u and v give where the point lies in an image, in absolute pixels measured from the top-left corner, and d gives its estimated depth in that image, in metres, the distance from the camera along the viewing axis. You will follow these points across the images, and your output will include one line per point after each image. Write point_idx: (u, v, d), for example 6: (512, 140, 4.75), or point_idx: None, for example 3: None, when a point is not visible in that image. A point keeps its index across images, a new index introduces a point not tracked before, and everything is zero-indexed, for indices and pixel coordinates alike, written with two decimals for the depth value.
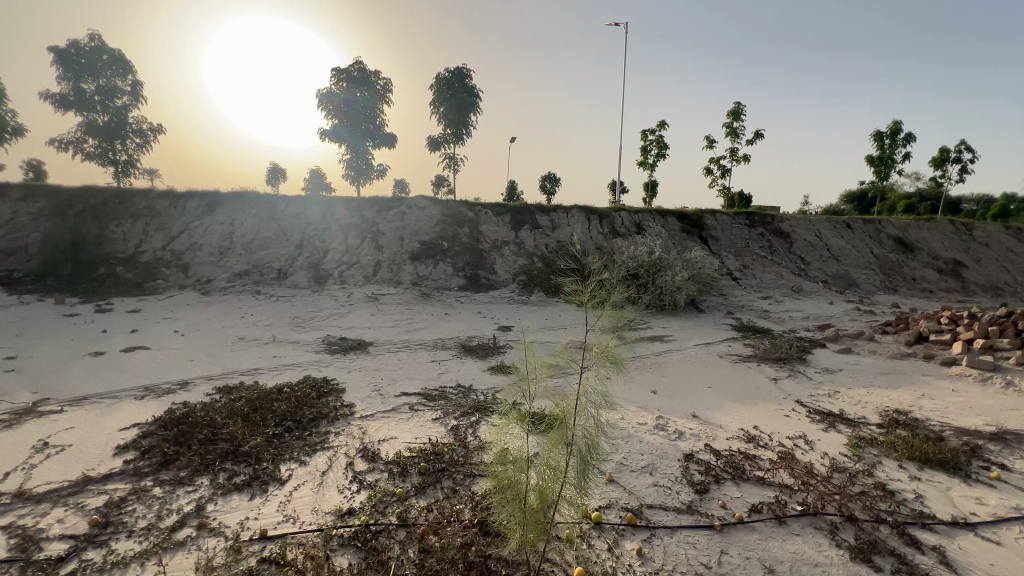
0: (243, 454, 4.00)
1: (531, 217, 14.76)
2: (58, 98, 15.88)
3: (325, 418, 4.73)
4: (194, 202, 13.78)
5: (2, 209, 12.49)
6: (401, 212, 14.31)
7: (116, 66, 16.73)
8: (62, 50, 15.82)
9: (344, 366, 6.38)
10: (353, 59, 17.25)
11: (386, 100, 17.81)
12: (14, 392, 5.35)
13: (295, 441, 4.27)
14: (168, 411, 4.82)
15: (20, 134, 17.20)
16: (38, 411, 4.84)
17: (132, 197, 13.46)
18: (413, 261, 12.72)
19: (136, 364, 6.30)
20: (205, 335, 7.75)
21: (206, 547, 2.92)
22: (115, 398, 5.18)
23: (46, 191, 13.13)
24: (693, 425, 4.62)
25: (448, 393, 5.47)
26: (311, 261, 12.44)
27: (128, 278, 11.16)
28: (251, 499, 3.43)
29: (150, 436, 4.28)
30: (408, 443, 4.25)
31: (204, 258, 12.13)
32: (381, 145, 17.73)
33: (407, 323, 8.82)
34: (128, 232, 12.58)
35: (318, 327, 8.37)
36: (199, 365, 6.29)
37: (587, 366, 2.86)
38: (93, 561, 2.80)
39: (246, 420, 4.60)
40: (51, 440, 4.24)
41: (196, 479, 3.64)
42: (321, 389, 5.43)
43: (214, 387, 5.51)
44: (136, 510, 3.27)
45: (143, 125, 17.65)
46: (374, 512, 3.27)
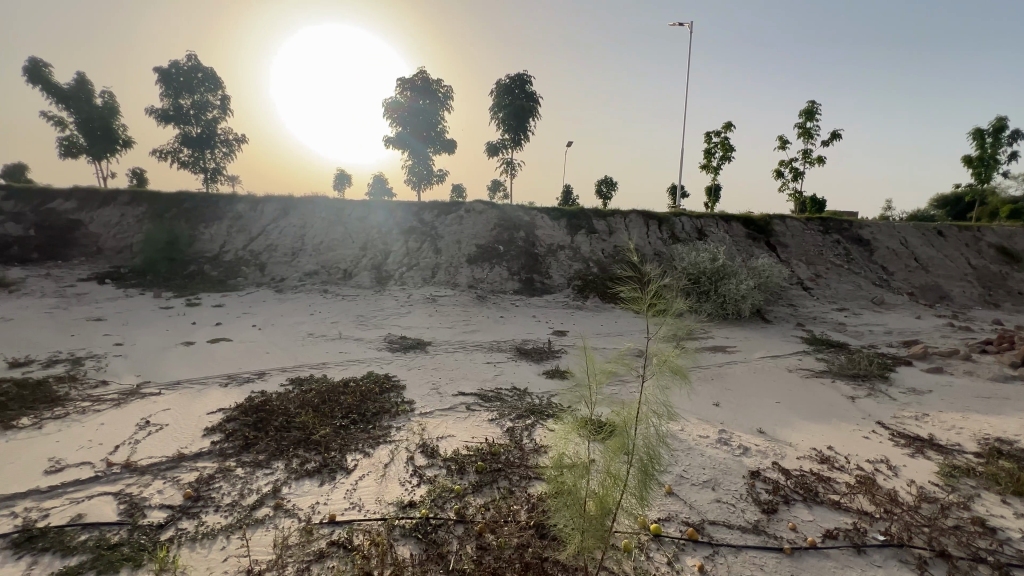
0: (314, 442, 4.27)
1: (588, 221, 14.63)
2: (161, 113, 17.72)
3: (387, 413, 4.93)
4: (272, 206, 14.86)
5: (113, 212, 14.09)
6: (459, 216, 14.67)
7: (209, 83, 18.42)
8: (165, 70, 17.66)
9: (404, 364, 6.63)
10: (417, 68, 17.83)
11: (448, 107, 18.29)
12: (122, 374, 6.04)
13: (359, 433, 4.49)
14: (248, 398, 5.23)
15: (129, 146, 19.36)
16: (141, 393, 5.43)
17: (219, 202, 14.75)
18: (470, 264, 13.01)
19: (220, 354, 6.88)
20: (279, 329, 8.33)
21: (282, 527, 3.14)
22: (201, 384, 5.68)
23: (149, 196, 14.70)
24: (760, 441, 4.40)
25: (504, 394, 5.55)
26: (374, 263, 13.03)
27: (214, 275, 12.20)
28: (321, 485, 3.65)
29: (232, 420, 4.67)
30: (465, 442, 4.36)
31: (278, 258, 13.06)
32: (442, 151, 18.27)
33: (464, 325, 9.01)
34: (214, 233, 13.79)
35: (380, 325, 8.73)
36: (275, 357, 6.78)
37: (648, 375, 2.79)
38: (187, 531, 3.10)
39: (316, 411, 4.90)
40: (151, 419, 4.74)
41: (273, 463, 3.93)
42: (383, 385, 5.68)
43: (288, 378, 5.92)
44: (222, 487, 3.58)
45: (230, 136, 19.29)
46: (434, 506, 3.39)
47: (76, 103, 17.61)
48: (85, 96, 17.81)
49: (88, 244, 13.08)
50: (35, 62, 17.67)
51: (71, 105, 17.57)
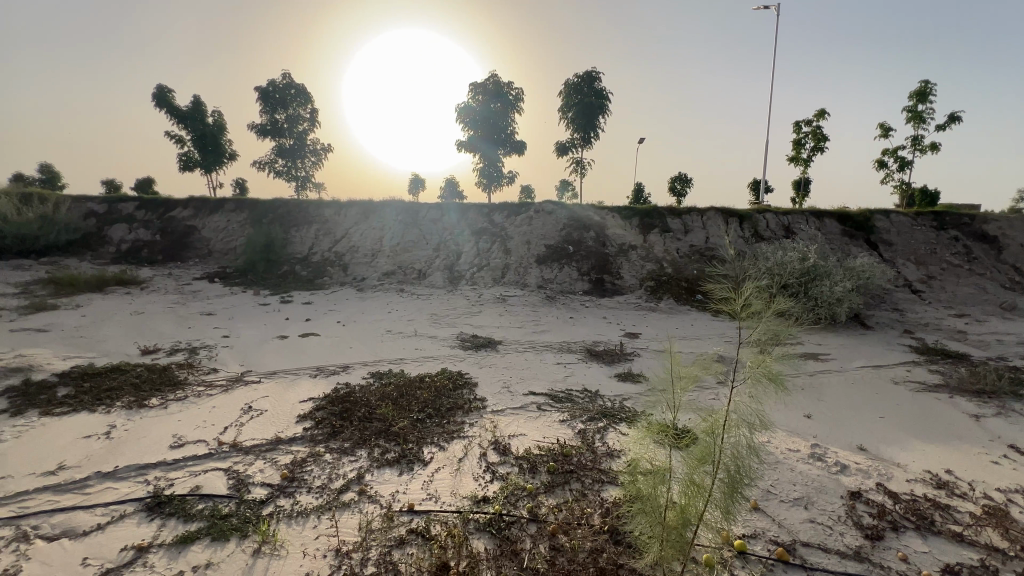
0: (394, 433, 4.49)
1: (661, 220, 14.11)
2: (261, 127, 19.57)
3: (461, 409, 5.08)
4: (354, 211, 15.87)
5: (221, 219, 15.79)
6: (529, 217, 14.75)
7: (300, 98, 20.05)
8: (264, 88, 19.47)
9: (476, 362, 6.78)
10: (488, 72, 18.16)
11: (517, 109, 18.46)
12: (229, 363, 6.76)
13: (435, 427, 4.66)
14: (335, 389, 5.63)
15: (234, 159, 21.58)
16: (244, 380, 6.03)
17: (309, 208, 16.01)
18: (539, 264, 13.05)
19: (310, 347, 7.46)
20: (360, 326, 8.87)
21: (366, 511, 3.34)
22: (294, 375, 6.20)
23: (250, 203, 16.30)
24: (861, 459, 3.99)
25: (575, 396, 5.49)
26: (447, 263, 13.48)
27: (303, 275, 13.24)
28: (400, 474, 3.84)
29: (321, 409, 5.04)
30: (537, 441, 4.37)
31: (360, 259, 13.91)
32: (512, 153, 18.51)
33: (534, 325, 9.05)
34: (304, 237, 14.97)
35: (453, 324, 8.99)
36: (356, 352, 7.24)
37: (739, 381, 2.63)
38: (284, 508, 3.39)
39: (395, 403, 5.16)
40: (252, 404, 5.25)
41: (357, 451, 4.19)
42: (456, 381, 5.85)
43: (369, 372, 6.29)
44: (314, 470, 3.87)
45: (317, 146, 20.86)
46: (507, 502, 3.43)
47: (192, 122, 19.97)
48: (199, 116, 20.10)
49: (201, 247, 14.77)
50: (162, 89, 20.28)
51: (188, 124, 19.93)
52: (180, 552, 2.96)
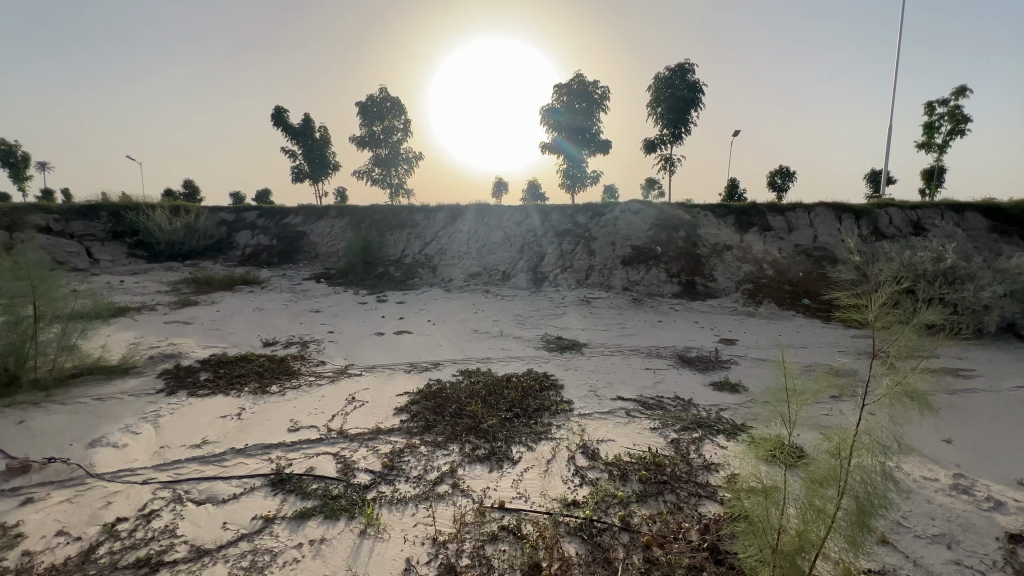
0: (484, 431, 4.61)
1: (760, 218, 13.07)
2: (361, 139, 21.20)
3: (548, 410, 5.09)
4: (442, 214, 16.60)
5: (327, 224, 17.35)
6: (614, 217, 14.42)
7: (395, 110, 21.40)
8: (364, 103, 21.06)
9: (562, 364, 6.76)
10: (574, 72, 17.99)
11: (603, 107, 18.10)
12: (335, 356, 7.39)
13: (523, 427, 4.72)
14: (428, 385, 5.92)
15: (337, 169, 23.59)
16: (348, 373, 6.55)
17: (402, 213, 17.05)
18: (625, 265, 12.71)
19: (404, 344, 7.92)
20: (449, 325, 9.25)
21: (460, 504, 3.46)
22: (391, 369, 6.62)
23: (351, 210, 17.71)
24: (1023, 496, 3.37)
25: (666, 403, 5.26)
26: (531, 265, 13.61)
27: (397, 276, 14.10)
28: (491, 471, 3.93)
29: (416, 403, 5.33)
30: (627, 448, 4.25)
31: (448, 261, 14.52)
32: (597, 152, 18.25)
33: (620, 328, 8.82)
34: (398, 240, 15.93)
35: (538, 325, 9.05)
36: (447, 350, 7.55)
37: (869, 398, 2.38)
38: (386, 494, 3.62)
39: (484, 401, 5.31)
40: (355, 395, 5.69)
41: (450, 445, 4.36)
42: (543, 382, 5.88)
43: (458, 370, 6.53)
44: (410, 461, 4.10)
45: (410, 154, 22.12)
46: (598, 508, 3.38)
47: (303, 138, 22.17)
48: (309, 132, 22.27)
49: (310, 251, 16.34)
50: (279, 110, 22.80)
51: (300, 140, 22.17)
52: (299, 526, 3.29)
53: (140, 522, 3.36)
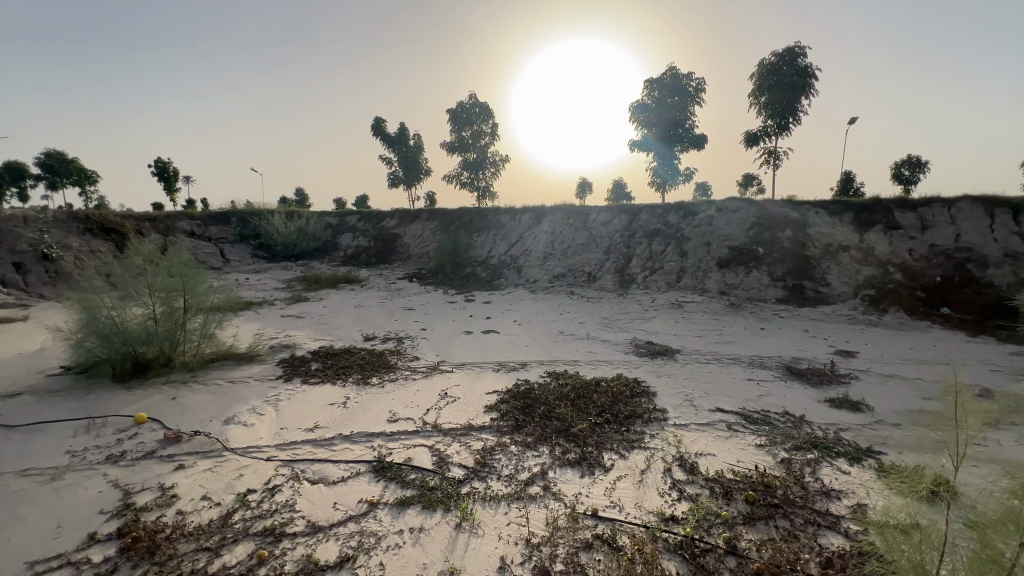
0: (574, 434, 4.54)
1: (886, 215, 11.53)
2: (451, 145, 22.09)
3: (640, 418, 4.89)
4: (527, 216, 16.73)
5: (419, 227, 18.28)
6: (709, 216, 13.56)
7: (483, 115, 21.99)
8: (454, 110, 21.89)
9: (654, 370, 6.45)
10: (667, 66, 17.19)
11: (699, 100, 17.09)
12: (428, 352, 7.74)
13: (614, 433, 4.58)
14: (516, 385, 5.96)
15: (428, 174, 24.79)
16: (440, 369, 6.83)
17: (488, 214, 17.46)
18: (721, 268, 11.92)
19: (491, 344, 8.09)
20: (535, 326, 9.29)
21: (552, 508, 3.43)
22: (480, 368, 6.77)
23: (441, 213, 18.49)
24: None
25: (773, 419, 4.82)
26: (618, 267, 13.25)
27: (483, 276, 14.46)
28: (582, 476, 3.86)
29: (505, 402, 5.39)
30: (731, 465, 3.94)
31: (533, 262, 14.60)
32: (690, 148, 17.35)
33: (716, 334, 8.26)
34: (484, 242, 16.34)
35: (626, 329, 8.76)
36: (533, 351, 7.57)
37: None
38: (479, 491, 3.69)
39: (574, 404, 5.23)
40: (447, 391, 5.90)
41: (540, 447, 4.35)
42: (634, 389, 5.66)
43: (545, 371, 6.51)
44: (502, 459, 4.15)
45: (496, 157, 22.62)
46: (700, 527, 3.17)
47: (399, 146, 23.63)
48: (404, 139, 23.66)
49: (403, 252, 17.36)
50: (379, 120, 24.51)
51: (396, 147, 23.64)
52: (400, 513, 3.47)
53: (267, 494, 3.76)
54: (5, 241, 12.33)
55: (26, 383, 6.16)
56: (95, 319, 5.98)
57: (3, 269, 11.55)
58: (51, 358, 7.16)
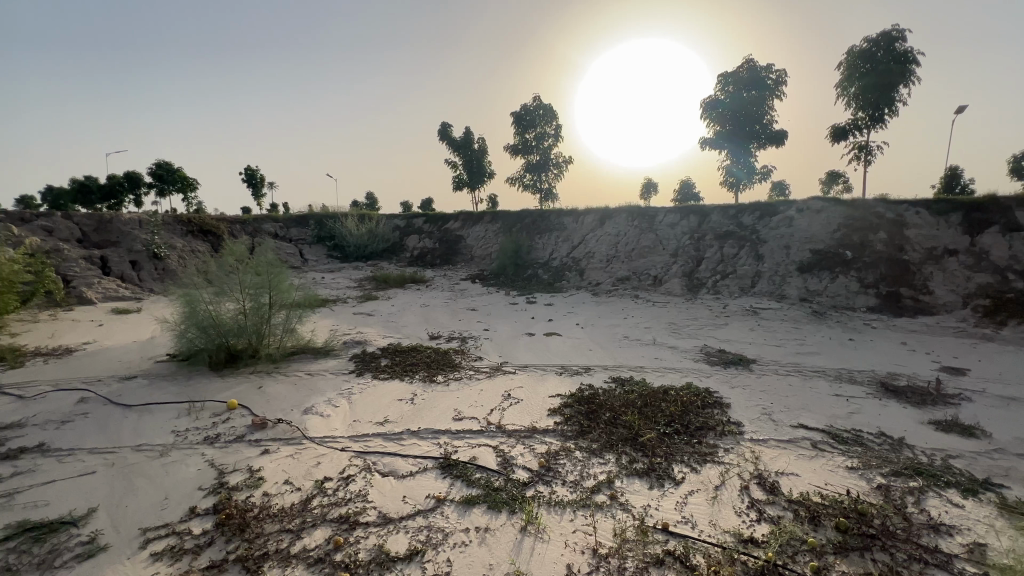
0: (641, 443, 4.39)
1: (1004, 215, 10.15)
2: (514, 147, 22.27)
3: (712, 431, 4.63)
4: (590, 218, 16.48)
5: (482, 229, 18.58)
6: (789, 216, 12.63)
7: (547, 116, 21.96)
8: (518, 113, 22.06)
9: (727, 380, 6.10)
10: (744, 58, 16.29)
11: (778, 94, 16.03)
12: (491, 353, 7.83)
13: (684, 445, 4.37)
14: (580, 389, 5.87)
15: (491, 176, 25.16)
16: (503, 370, 6.88)
17: (550, 216, 17.39)
18: (802, 273, 11.08)
19: (554, 346, 8.04)
20: (598, 329, 9.12)
21: (620, 518, 3.33)
22: (543, 370, 6.74)
23: (504, 214, 18.67)
24: None
25: (866, 439, 4.38)
26: (686, 270, 12.72)
27: (545, 278, 14.42)
28: (651, 488, 3.71)
29: (569, 406, 5.32)
30: (817, 487, 3.63)
31: (595, 264, 14.36)
32: (767, 145, 16.32)
33: (797, 344, 7.66)
34: (546, 243, 16.30)
35: (695, 336, 8.37)
36: (597, 355, 7.43)
37: None
38: (544, 495, 3.66)
39: (641, 412, 5.06)
40: (510, 392, 5.92)
41: (606, 454, 4.24)
42: (706, 399, 5.38)
43: (610, 376, 6.36)
44: (566, 464, 4.09)
45: (559, 159, 22.51)
46: (783, 552, 2.94)
47: (464, 149, 24.19)
48: (469, 143, 24.18)
49: (467, 254, 17.73)
50: (445, 126, 25.25)
51: (461, 151, 24.22)
52: (466, 511, 3.51)
53: (341, 483, 3.96)
54: (124, 241, 14.00)
55: (139, 367, 6.93)
56: (195, 312, 6.62)
57: (121, 266, 13.11)
58: (159, 346, 8.02)
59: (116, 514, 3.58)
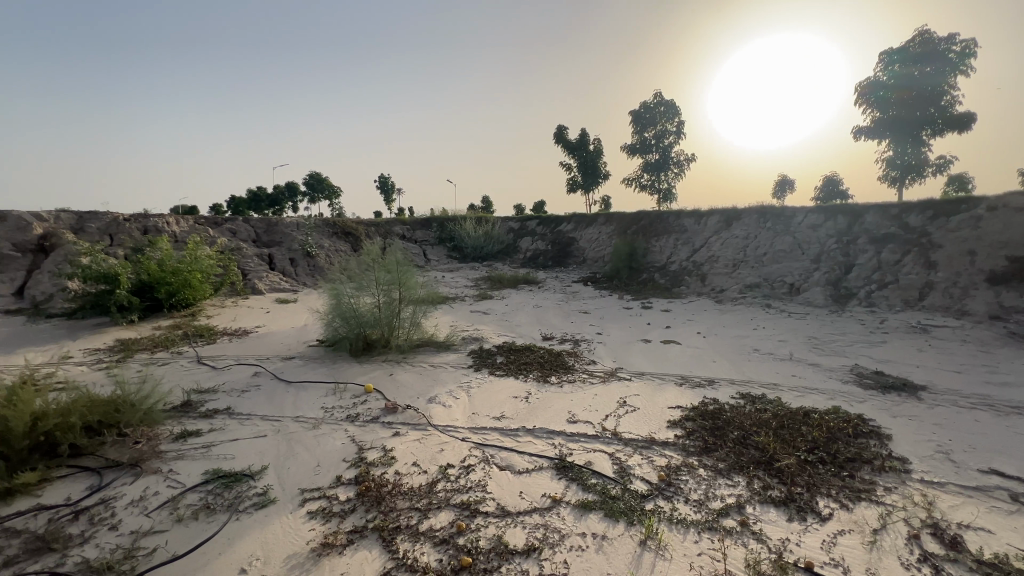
0: (777, 469, 3.96)
1: None
2: (632, 146, 21.61)
3: (868, 465, 4.00)
4: (715, 219, 15.30)
5: (595, 231, 18.33)
6: (974, 216, 10.44)
7: (668, 113, 20.94)
8: (637, 111, 21.36)
9: (886, 408, 5.23)
10: (918, 31, 13.91)
11: (966, 69, 13.33)
12: (605, 357, 7.68)
13: (831, 477, 3.84)
14: (703, 403, 5.48)
15: (607, 177, 24.72)
16: (618, 376, 6.71)
17: (669, 217, 16.52)
18: (991, 285, 9.11)
19: (673, 355, 7.62)
20: (723, 340, 8.44)
21: (753, 549, 3.04)
22: (661, 380, 6.43)
23: (618, 216, 18.19)
24: None
25: None
26: (831, 278, 11.20)
27: (662, 283, 13.75)
28: (790, 521, 3.32)
29: (690, 420, 5.00)
30: (1018, 551, 2.95)
31: (720, 269, 13.32)
32: (946, 131, 13.65)
33: (985, 371, 6.29)
34: (664, 246, 15.54)
35: (843, 353, 7.32)
36: (721, 367, 6.89)
37: None
38: (665, 510, 3.48)
39: (776, 434, 4.56)
40: (626, 399, 5.75)
41: (735, 476, 3.90)
42: (859, 427, 4.67)
43: (738, 392, 5.84)
44: (689, 481, 3.85)
45: (681, 157, 21.31)
46: None
47: (579, 152, 24.11)
48: (585, 145, 24.03)
49: (580, 256, 17.68)
50: (562, 129, 25.47)
51: (576, 154, 24.18)
52: (583, 515, 3.49)
53: (463, 471, 4.19)
54: (285, 241, 16.44)
55: (296, 349, 8.09)
56: (341, 304, 7.51)
57: (283, 262, 15.42)
58: (311, 332, 9.26)
59: (282, 473, 4.20)
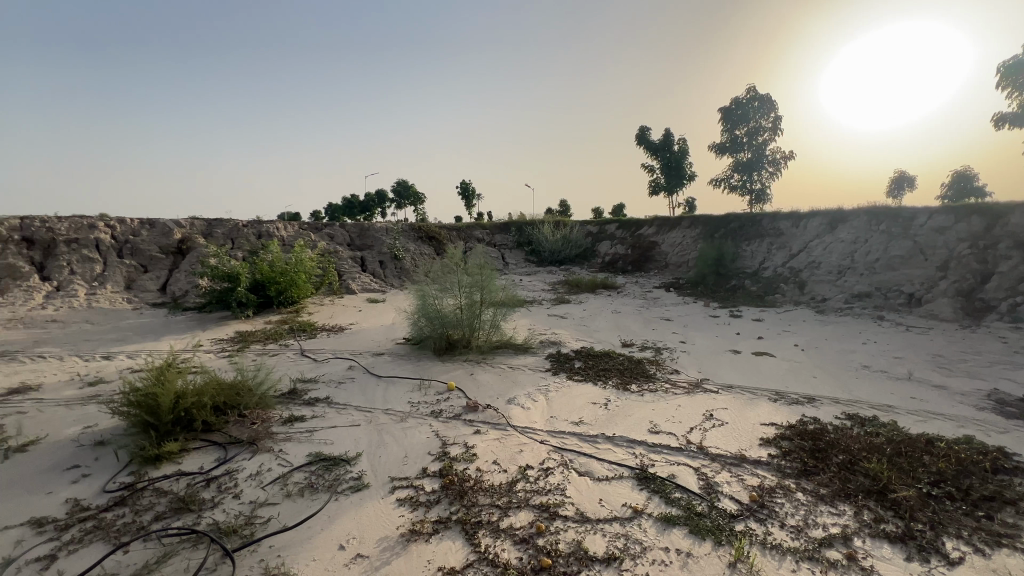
0: (892, 500, 3.54)
1: None
2: (721, 145, 20.43)
3: (1012, 507, 3.44)
4: (816, 221, 14.00)
5: (679, 234, 17.56)
6: None
7: (763, 108, 19.53)
8: (727, 107, 20.17)
9: None
10: None
11: None
12: (689, 367, 7.34)
13: (962, 516, 3.36)
14: (802, 422, 5.04)
15: (692, 178, 23.62)
16: (703, 388, 6.37)
17: (762, 219, 15.39)
18: None
19: (765, 368, 7.09)
20: (825, 354, 7.69)
21: None
22: (752, 394, 6.01)
23: (704, 218, 17.27)
24: None
25: None
26: (962, 289, 9.78)
27: (753, 290, 12.85)
28: (909, 560, 2.97)
29: (787, 439, 4.62)
30: None
31: (821, 276, 12.17)
32: None
33: None
34: (756, 251, 14.52)
35: (977, 375, 6.36)
36: (823, 384, 6.28)
37: None
38: (757, 533, 3.26)
39: (891, 462, 4.08)
40: (712, 413, 5.45)
41: (840, 504, 3.55)
42: (998, 462, 4.03)
43: (843, 412, 5.29)
44: (785, 504, 3.57)
45: (777, 155, 19.77)
46: None
47: (662, 152, 23.26)
48: (669, 146, 23.14)
49: (661, 261, 17.08)
50: (644, 129, 24.76)
51: (660, 154, 23.35)
52: (666, 530, 3.38)
53: (541, 473, 4.22)
54: (376, 245, 17.64)
55: (385, 346, 8.66)
56: (426, 305, 7.92)
57: (374, 265, 16.57)
58: (399, 331, 9.86)
59: (374, 461, 4.53)
